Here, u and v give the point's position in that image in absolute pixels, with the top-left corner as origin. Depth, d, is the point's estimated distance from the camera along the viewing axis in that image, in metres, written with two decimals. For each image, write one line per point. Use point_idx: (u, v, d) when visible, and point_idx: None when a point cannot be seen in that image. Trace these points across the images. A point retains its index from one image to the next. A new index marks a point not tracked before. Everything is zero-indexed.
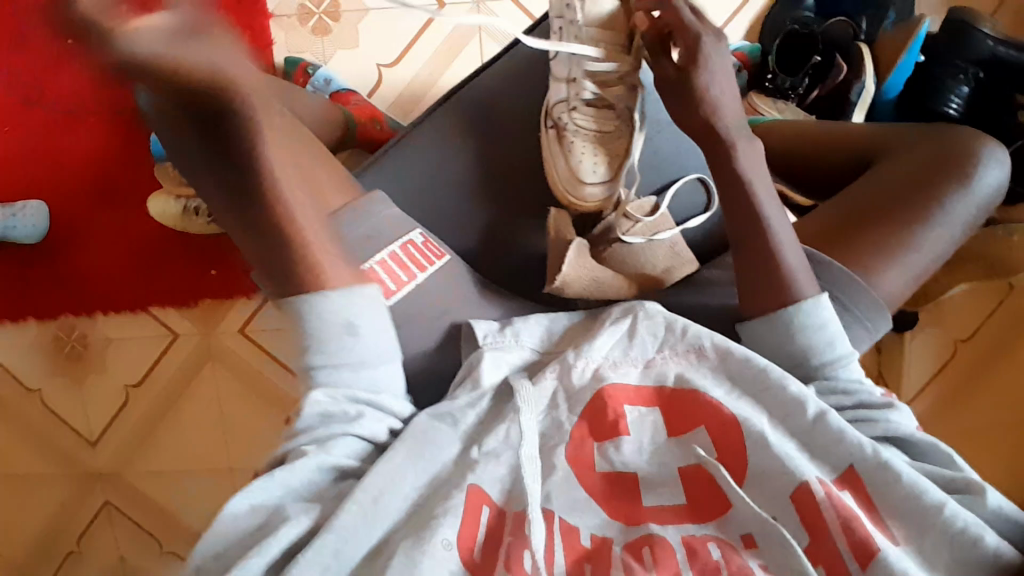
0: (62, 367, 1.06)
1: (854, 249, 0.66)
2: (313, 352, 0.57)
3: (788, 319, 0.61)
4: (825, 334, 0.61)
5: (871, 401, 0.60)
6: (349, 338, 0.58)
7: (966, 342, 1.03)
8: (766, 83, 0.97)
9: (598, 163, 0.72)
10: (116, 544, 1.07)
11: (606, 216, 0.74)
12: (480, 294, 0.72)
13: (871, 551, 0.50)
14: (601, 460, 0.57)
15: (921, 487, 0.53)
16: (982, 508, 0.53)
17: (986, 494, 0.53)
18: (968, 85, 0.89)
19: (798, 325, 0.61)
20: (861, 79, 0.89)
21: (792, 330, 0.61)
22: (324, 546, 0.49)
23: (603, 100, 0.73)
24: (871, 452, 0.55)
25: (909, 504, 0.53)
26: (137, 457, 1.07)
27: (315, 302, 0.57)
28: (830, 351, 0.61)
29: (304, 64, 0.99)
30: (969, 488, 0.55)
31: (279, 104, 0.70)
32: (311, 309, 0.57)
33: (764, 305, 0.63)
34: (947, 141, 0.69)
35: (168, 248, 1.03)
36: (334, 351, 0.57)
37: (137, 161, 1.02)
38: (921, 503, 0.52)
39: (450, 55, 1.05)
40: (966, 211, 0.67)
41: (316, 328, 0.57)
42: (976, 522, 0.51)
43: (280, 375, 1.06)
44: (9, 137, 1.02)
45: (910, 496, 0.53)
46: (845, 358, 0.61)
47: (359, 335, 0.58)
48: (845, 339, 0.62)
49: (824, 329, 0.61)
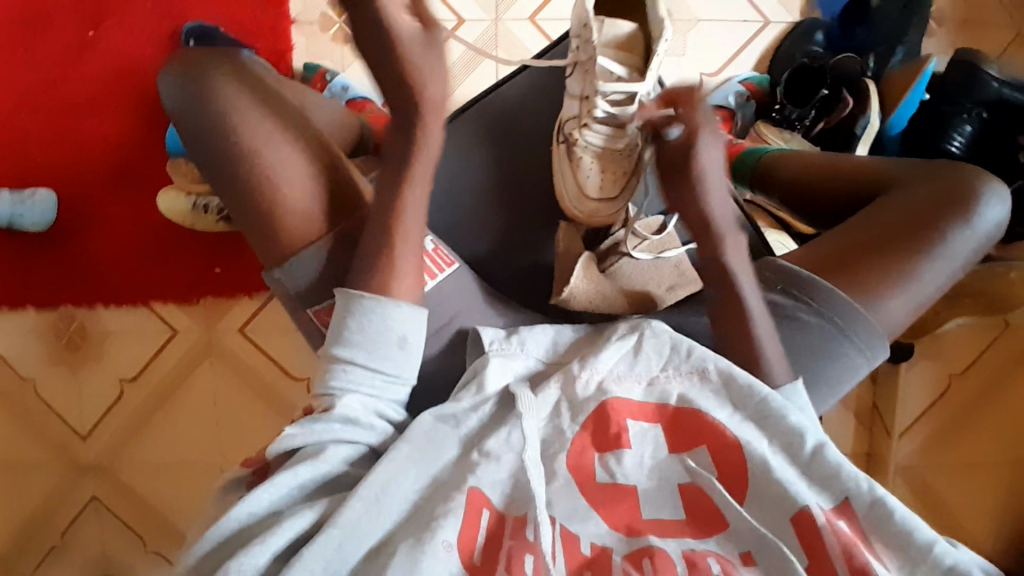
0: (59, 357, 1.06)
1: (855, 276, 0.67)
2: (362, 350, 0.60)
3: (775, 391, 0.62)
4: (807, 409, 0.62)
5: None
6: (398, 350, 0.61)
7: (961, 376, 1.03)
8: (773, 114, 1.00)
9: (604, 180, 0.74)
10: (99, 541, 1.06)
11: (615, 232, 0.76)
12: (491, 303, 0.73)
13: None
14: (602, 470, 0.57)
15: (914, 526, 0.53)
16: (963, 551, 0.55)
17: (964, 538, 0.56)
18: (971, 124, 0.92)
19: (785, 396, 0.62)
20: (866, 114, 0.91)
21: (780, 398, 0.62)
22: (329, 541, 0.50)
23: (617, 119, 0.73)
24: (867, 489, 0.55)
25: (904, 540, 0.53)
26: (127, 453, 1.06)
27: (384, 310, 0.61)
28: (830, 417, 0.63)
29: (323, 71, 1.02)
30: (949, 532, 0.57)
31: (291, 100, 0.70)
32: (377, 312, 0.61)
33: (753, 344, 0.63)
34: (951, 176, 0.71)
35: (176, 243, 1.04)
36: (378, 355, 0.60)
37: (151, 156, 1.04)
38: (917, 542, 0.53)
39: (466, 70, 1.06)
40: (966, 247, 0.69)
41: (372, 331, 0.60)
42: (965, 559, 0.53)
43: (280, 378, 1.07)
44: (22, 125, 1.02)
45: (906, 534, 0.53)
46: None
47: (407, 351, 0.62)
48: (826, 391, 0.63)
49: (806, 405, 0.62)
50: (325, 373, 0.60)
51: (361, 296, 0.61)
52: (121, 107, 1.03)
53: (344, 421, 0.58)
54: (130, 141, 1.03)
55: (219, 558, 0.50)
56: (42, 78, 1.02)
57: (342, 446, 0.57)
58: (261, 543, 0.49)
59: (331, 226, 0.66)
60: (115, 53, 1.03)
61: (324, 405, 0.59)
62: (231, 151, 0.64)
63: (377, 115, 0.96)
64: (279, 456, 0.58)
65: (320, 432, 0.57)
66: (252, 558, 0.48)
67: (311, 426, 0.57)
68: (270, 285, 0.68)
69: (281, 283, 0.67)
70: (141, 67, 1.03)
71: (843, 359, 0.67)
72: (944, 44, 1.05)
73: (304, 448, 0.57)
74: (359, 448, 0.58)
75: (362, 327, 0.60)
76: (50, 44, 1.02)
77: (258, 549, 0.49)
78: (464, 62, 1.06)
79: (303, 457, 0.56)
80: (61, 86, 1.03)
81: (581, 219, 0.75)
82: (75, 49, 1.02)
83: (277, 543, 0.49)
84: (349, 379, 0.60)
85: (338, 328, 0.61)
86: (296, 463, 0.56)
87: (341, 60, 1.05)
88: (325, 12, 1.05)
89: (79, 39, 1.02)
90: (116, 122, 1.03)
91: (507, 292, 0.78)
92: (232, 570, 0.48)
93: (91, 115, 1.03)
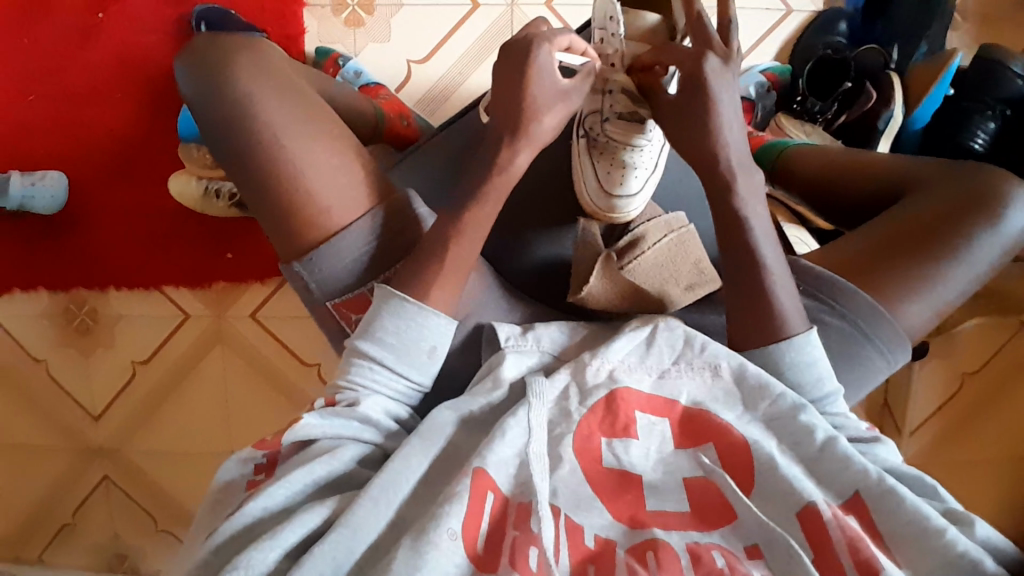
0: (70, 339, 1.06)
1: (879, 278, 0.67)
2: (391, 352, 0.60)
3: (777, 356, 0.62)
4: (813, 372, 0.62)
5: (859, 435, 0.62)
6: (428, 359, 0.61)
7: (973, 375, 1.03)
8: (795, 106, 0.99)
9: (624, 176, 0.72)
10: (110, 521, 1.07)
11: (634, 229, 0.74)
12: (505, 299, 0.72)
13: (873, 569, 0.50)
14: (609, 455, 0.57)
15: (924, 512, 0.53)
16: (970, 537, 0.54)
17: (975, 525, 0.54)
18: (995, 121, 0.90)
19: (788, 364, 0.61)
20: (889, 108, 0.90)
21: (781, 368, 0.62)
22: (338, 542, 0.50)
23: (634, 111, 0.70)
24: (876, 477, 0.55)
25: (911, 529, 0.53)
26: (137, 435, 1.07)
27: (423, 319, 0.60)
28: (818, 387, 0.62)
29: (335, 55, 1.00)
30: (959, 519, 0.56)
31: (305, 84, 0.68)
32: (416, 321, 0.60)
33: (755, 339, 0.63)
34: (978, 181, 0.70)
35: (186, 228, 1.03)
36: (410, 364, 0.60)
37: (160, 139, 1.02)
38: (924, 528, 0.52)
39: (482, 54, 1.04)
40: (990, 252, 0.68)
41: (407, 338, 0.60)
42: (976, 547, 0.52)
43: (288, 363, 1.07)
44: (31, 106, 1.02)
45: (913, 521, 0.53)
46: (830, 395, 0.63)
47: (435, 361, 0.61)
48: (833, 377, 0.63)
49: (813, 366, 0.62)
50: (348, 364, 0.60)
51: (405, 300, 0.60)
52: (131, 89, 1.01)
53: (362, 422, 0.58)
54: (139, 125, 1.02)
55: (231, 551, 0.50)
56: (51, 56, 1.01)
57: (354, 445, 0.57)
58: (271, 538, 0.49)
59: (354, 222, 0.64)
60: (125, 33, 1.01)
61: (343, 399, 0.59)
62: (242, 143, 0.63)
63: (391, 102, 0.95)
64: (292, 444, 0.57)
65: (339, 426, 0.57)
66: (263, 554, 0.48)
67: (330, 419, 0.57)
68: (289, 279, 0.66)
69: (299, 276, 0.65)
70: (151, 49, 1.01)
71: (865, 363, 0.67)
72: (967, 40, 1.03)
73: (321, 441, 0.56)
74: (363, 446, 0.58)
75: (397, 330, 0.60)
76: (59, 24, 1.01)
77: (268, 544, 0.48)
78: (480, 46, 1.04)
79: (319, 449, 0.56)
80: (70, 66, 1.01)
81: (600, 216, 0.74)
82: (86, 30, 1.01)
83: (288, 539, 0.49)
84: (372, 377, 0.60)
85: (369, 323, 0.60)
86: (309, 457, 0.55)
87: (354, 44, 1.03)
88: None
89: (88, 19, 1.01)
90: (125, 104, 1.02)
91: (526, 288, 0.77)
92: (243, 565, 0.47)
93: (100, 98, 1.01)
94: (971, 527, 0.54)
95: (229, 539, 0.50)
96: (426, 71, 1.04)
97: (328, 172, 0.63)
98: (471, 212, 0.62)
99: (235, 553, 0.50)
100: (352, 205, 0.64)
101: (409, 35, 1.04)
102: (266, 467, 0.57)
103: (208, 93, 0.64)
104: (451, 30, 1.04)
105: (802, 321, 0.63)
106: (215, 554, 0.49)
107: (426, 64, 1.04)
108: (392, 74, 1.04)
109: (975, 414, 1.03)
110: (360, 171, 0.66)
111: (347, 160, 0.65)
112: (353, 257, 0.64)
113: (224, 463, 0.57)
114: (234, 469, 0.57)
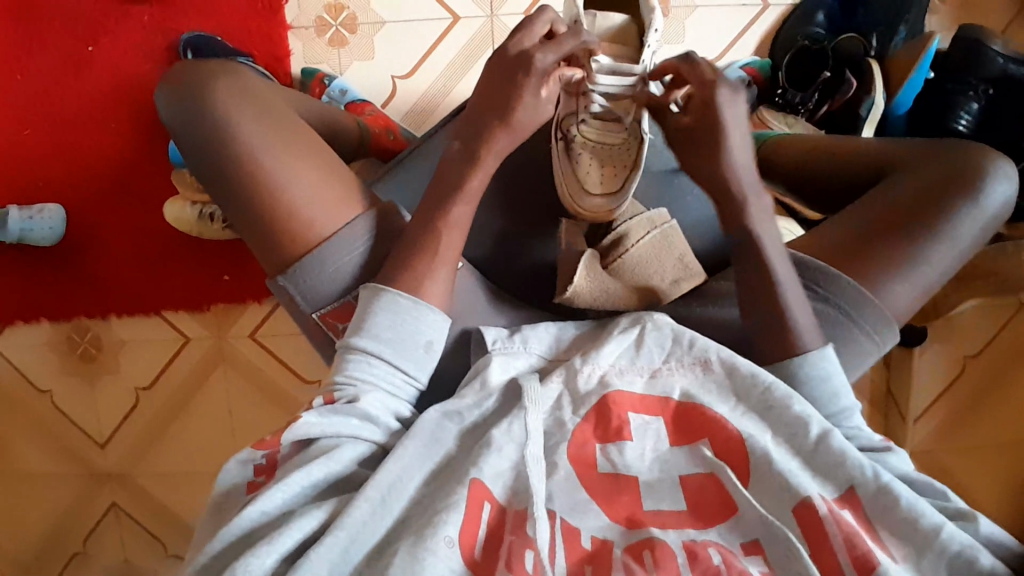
0: (74, 367, 1.07)
1: (862, 261, 0.67)
2: (389, 347, 0.59)
3: (793, 370, 0.62)
4: (828, 387, 0.62)
5: (872, 445, 0.62)
6: (425, 355, 0.61)
7: (975, 358, 1.05)
8: (776, 99, 0.99)
9: (603, 175, 0.74)
10: (121, 548, 1.08)
11: (618, 226, 0.74)
12: (493, 304, 0.73)
13: (872, 566, 0.50)
14: (603, 460, 0.57)
15: (918, 512, 0.53)
16: (975, 532, 0.55)
17: (979, 521, 0.55)
18: (980, 101, 0.92)
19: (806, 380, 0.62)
20: (871, 95, 0.90)
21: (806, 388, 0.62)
22: (335, 544, 0.49)
23: (611, 114, 0.75)
24: (871, 474, 0.55)
25: (907, 528, 0.53)
26: (143, 460, 1.08)
27: (418, 312, 0.60)
28: (834, 402, 0.62)
29: (320, 75, 1.02)
30: (961, 515, 0.56)
31: (278, 101, 0.69)
32: (413, 314, 0.60)
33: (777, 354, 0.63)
34: (956, 160, 0.69)
35: (183, 253, 1.05)
36: (411, 361, 0.60)
37: (153, 167, 1.04)
38: (919, 527, 0.52)
39: (466, 65, 1.06)
40: (973, 229, 0.68)
41: (403, 331, 0.60)
42: (972, 545, 0.52)
43: (291, 381, 1.07)
44: (27, 141, 1.04)
45: (908, 521, 0.53)
46: (848, 410, 0.63)
47: (431, 357, 0.61)
48: (848, 391, 0.62)
49: (828, 380, 0.62)
50: (342, 361, 0.59)
51: (398, 295, 0.60)
52: (123, 120, 1.04)
53: (363, 419, 0.57)
54: (133, 154, 1.04)
55: (231, 555, 0.49)
56: (44, 92, 1.03)
57: (353, 444, 0.55)
58: (268, 543, 0.48)
59: (337, 230, 0.65)
60: (115, 66, 1.03)
61: (343, 396, 0.57)
62: (223, 162, 0.64)
63: (377, 117, 0.97)
64: (292, 444, 0.56)
65: (339, 424, 0.55)
66: (260, 559, 0.47)
67: (329, 417, 0.56)
68: (275, 293, 0.67)
69: (285, 290, 0.66)
70: (141, 80, 1.03)
71: (852, 347, 0.67)
72: (947, 22, 1.04)
73: (321, 439, 0.55)
74: (364, 446, 0.56)
75: (393, 324, 0.60)
76: (50, 60, 1.03)
77: (265, 549, 0.47)
78: (462, 58, 1.06)
79: (318, 450, 0.54)
80: (62, 100, 1.03)
81: (584, 216, 0.74)
82: (75, 63, 1.03)
83: (286, 544, 0.48)
84: (372, 372, 0.59)
85: (364, 318, 0.60)
86: (308, 458, 0.54)
87: (339, 63, 1.05)
88: (320, 16, 1.05)
89: (78, 53, 1.03)
90: (118, 135, 1.04)
91: (517, 292, 0.78)
92: (240, 570, 0.46)
93: (93, 130, 1.04)
94: (974, 523, 0.55)
95: (226, 548, 0.49)
96: (412, 85, 1.06)
97: (309, 188, 0.64)
98: (453, 220, 0.64)
99: (233, 558, 0.49)
100: (332, 216, 0.65)
101: (392, 50, 1.06)
102: (267, 468, 0.55)
103: (189, 116, 0.65)
104: (434, 43, 1.05)
105: (818, 337, 0.64)
106: (215, 559, 0.49)
107: (411, 78, 1.06)
108: (378, 90, 1.06)
109: (980, 397, 1.05)
110: (331, 176, 0.66)
111: (325, 175, 0.65)
112: (337, 262, 0.64)
113: (226, 464, 0.55)
114: (234, 471, 0.55)
